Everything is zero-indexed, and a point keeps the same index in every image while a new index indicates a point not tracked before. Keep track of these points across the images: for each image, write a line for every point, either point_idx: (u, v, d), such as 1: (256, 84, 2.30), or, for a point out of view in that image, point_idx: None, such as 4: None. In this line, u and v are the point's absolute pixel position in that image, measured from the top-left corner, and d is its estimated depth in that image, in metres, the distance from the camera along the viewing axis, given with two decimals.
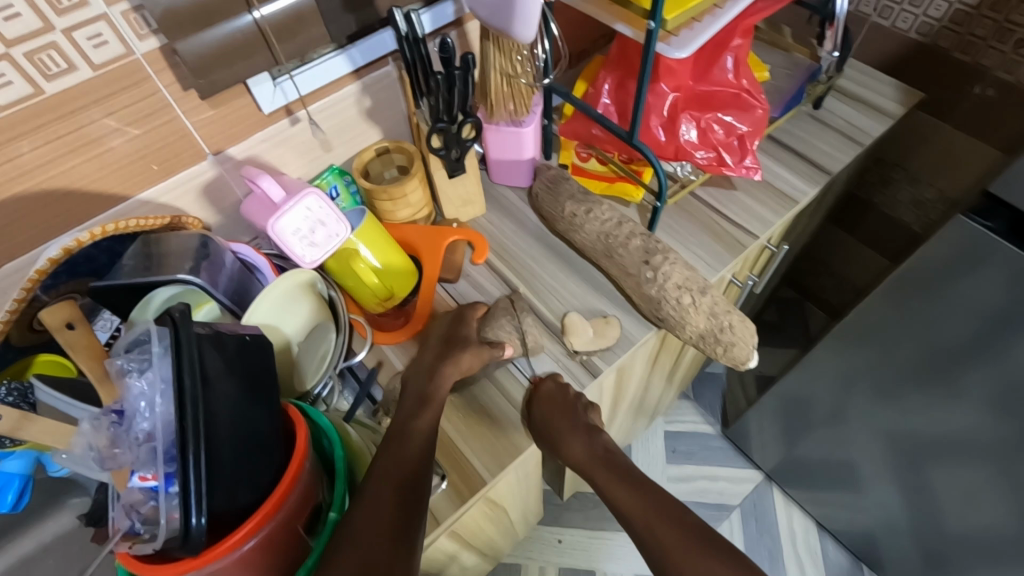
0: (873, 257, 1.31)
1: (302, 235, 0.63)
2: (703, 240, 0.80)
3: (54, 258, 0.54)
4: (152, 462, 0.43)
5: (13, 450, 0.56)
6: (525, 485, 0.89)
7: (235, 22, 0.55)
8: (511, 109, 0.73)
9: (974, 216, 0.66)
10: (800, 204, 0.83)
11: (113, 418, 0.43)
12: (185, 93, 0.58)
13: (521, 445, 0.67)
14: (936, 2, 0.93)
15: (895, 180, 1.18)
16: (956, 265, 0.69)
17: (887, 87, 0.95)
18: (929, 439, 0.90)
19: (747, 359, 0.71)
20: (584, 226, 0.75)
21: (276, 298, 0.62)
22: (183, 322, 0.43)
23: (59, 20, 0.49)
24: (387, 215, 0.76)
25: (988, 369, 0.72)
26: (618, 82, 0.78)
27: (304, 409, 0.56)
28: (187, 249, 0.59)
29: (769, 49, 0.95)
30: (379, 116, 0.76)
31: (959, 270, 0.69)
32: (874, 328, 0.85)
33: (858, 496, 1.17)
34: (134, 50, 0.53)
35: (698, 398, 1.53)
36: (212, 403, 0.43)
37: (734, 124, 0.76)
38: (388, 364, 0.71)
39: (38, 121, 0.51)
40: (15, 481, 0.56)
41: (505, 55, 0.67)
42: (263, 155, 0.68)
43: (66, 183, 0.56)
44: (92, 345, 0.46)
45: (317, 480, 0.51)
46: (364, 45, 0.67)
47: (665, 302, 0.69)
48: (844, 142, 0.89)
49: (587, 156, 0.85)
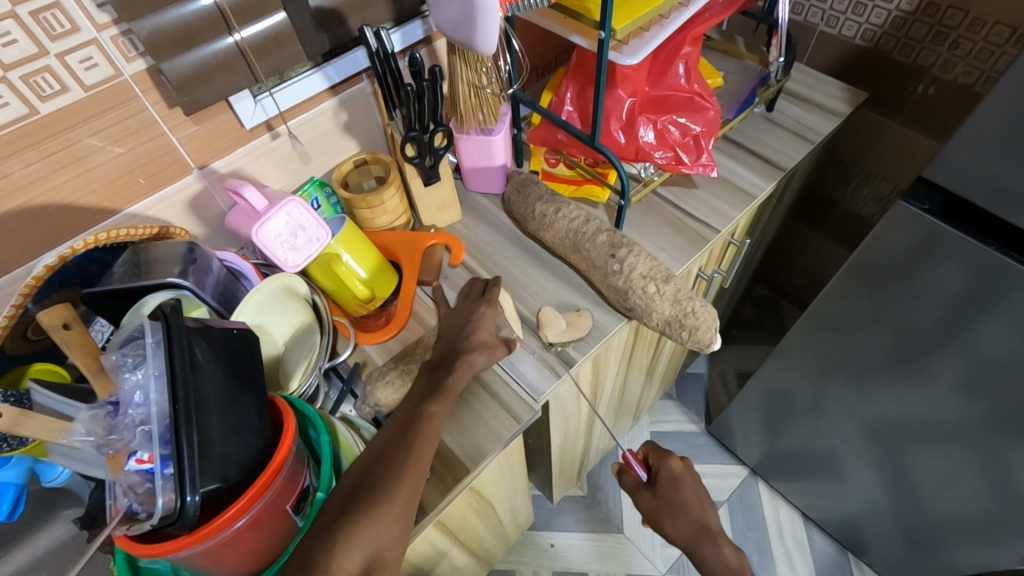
0: (841, 253, 1.37)
1: (284, 240, 0.67)
2: (667, 235, 0.85)
3: (50, 265, 0.57)
4: (147, 445, 0.46)
5: (10, 459, 0.61)
6: (510, 479, 0.92)
7: (216, 44, 0.60)
8: (480, 119, 0.78)
9: (910, 200, 0.72)
10: (756, 198, 0.89)
11: (109, 409, 0.46)
12: (170, 110, 0.62)
13: (502, 434, 0.70)
14: (876, 10, 1.00)
15: (855, 178, 1.24)
16: (907, 247, 0.74)
17: (833, 88, 1.02)
18: (900, 420, 0.95)
19: (711, 341, 0.74)
20: (553, 224, 0.79)
21: (259, 298, 0.65)
22: (174, 315, 0.47)
23: (53, 45, 0.52)
24: (367, 222, 0.80)
25: (959, 348, 0.77)
26: (578, 90, 0.83)
27: (292, 401, 0.59)
28: (175, 255, 0.62)
29: (723, 57, 1.02)
30: (356, 130, 0.80)
31: (902, 246, 0.75)
32: (837, 314, 0.90)
33: (840, 482, 1.21)
34: (122, 71, 0.57)
35: (681, 397, 1.57)
36: (201, 389, 0.46)
37: (688, 124, 0.81)
38: (372, 363, 0.75)
39: (32, 139, 0.55)
40: (9, 489, 0.61)
41: (471, 68, 0.71)
42: (245, 168, 0.72)
43: (59, 197, 0.60)
44: (87, 344, 0.49)
45: (304, 464, 0.53)
46: (339, 63, 0.72)
47: (632, 292, 0.73)
48: (798, 141, 0.95)
49: (555, 162, 0.90)
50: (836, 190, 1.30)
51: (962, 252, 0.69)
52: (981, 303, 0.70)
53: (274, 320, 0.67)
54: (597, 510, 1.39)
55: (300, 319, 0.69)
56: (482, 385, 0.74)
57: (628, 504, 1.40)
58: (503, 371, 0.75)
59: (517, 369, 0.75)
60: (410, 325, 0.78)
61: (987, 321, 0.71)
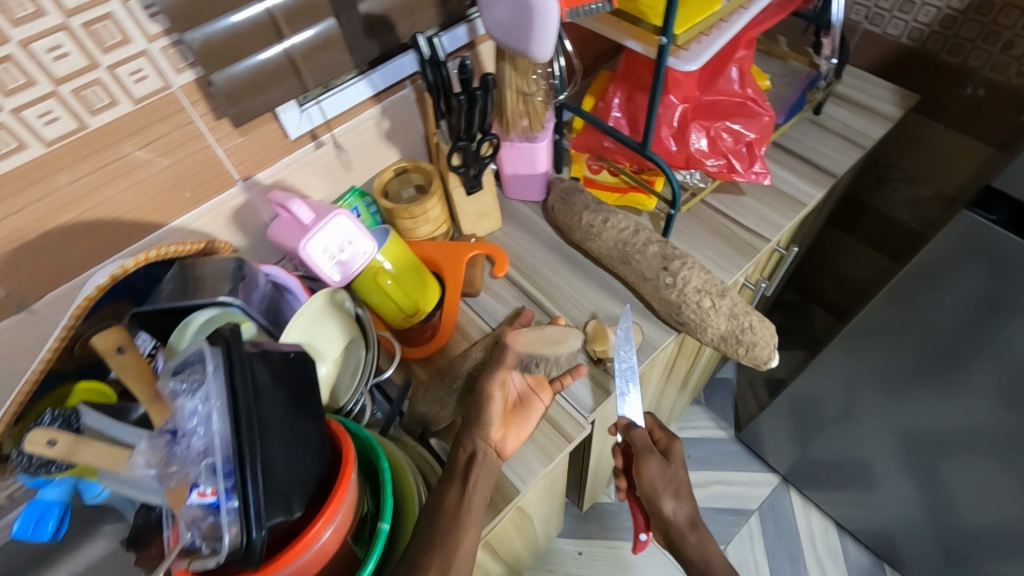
0: (876, 258, 1.33)
1: (331, 254, 0.65)
2: (715, 244, 0.83)
3: (101, 286, 0.54)
4: (212, 478, 0.43)
5: (52, 479, 0.57)
6: (549, 493, 0.89)
7: (266, 53, 0.57)
8: (525, 126, 0.76)
9: (976, 210, 0.68)
10: (806, 206, 0.86)
11: (168, 438, 0.44)
12: (217, 122, 0.60)
13: (552, 453, 0.68)
14: (925, 8, 0.97)
15: (892, 181, 1.21)
16: (934, 253, 0.73)
17: (882, 90, 0.99)
18: (941, 433, 0.91)
19: (769, 359, 0.71)
20: (601, 235, 0.77)
21: (304, 320, 0.63)
22: (234, 340, 0.45)
23: (104, 57, 0.51)
24: (409, 231, 0.78)
25: (986, 358, 0.75)
26: (627, 94, 0.80)
27: (348, 426, 0.57)
28: (225, 272, 0.60)
29: (767, 58, 0.98)
30: (397, 138, 0.78)
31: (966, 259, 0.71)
32: (877, 326, 0.87)
33: (875, 494, 1.17)
34: (171, 83, 0.55)
35: (709, 403, 1.54)
36: (265, 417, 0.44)
37: (742, 131, 0.78)
38: (416, 378, 0.74)
39: (80, 154, 0.53)
40: (55, 508, 0.57)
41: (521, 75, 0.69)
42: (288, 179, 0.70)
43: (106, 212, 0.58)
44: (142, 368, 0.47)
45: (361, 492, 0.51)
46: (384, 70, 0.70)
47: (686, 307, 0.70)
48: (846, 146, 0.92)
49: (597, 168, 0.87)
50: (870, 193, 1.26)
51: (1014, 263, 0.66)
52: (1003, 305, 0.69)
53: (323, 336, 0.64)
54: (625, 517, 1.37)
55: (348, 333, 0.67)
56: None
57: None
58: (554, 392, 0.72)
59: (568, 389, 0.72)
60: (453, 339, 0.77)
61: (1007, 327, 0.70)
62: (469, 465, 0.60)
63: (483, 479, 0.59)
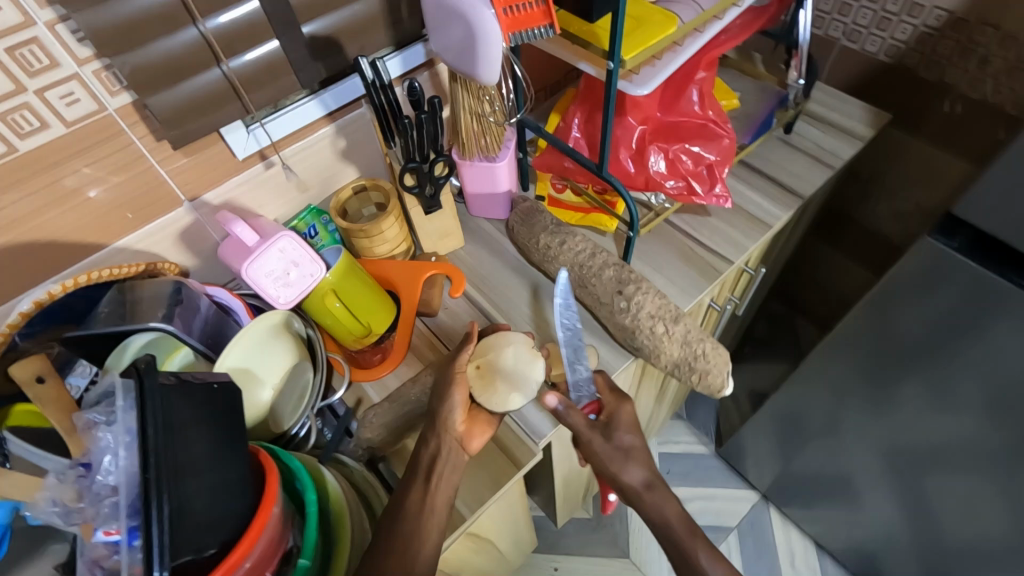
0: (857, 271, 1.31)
1: (276, 277, 0.65)
2: (678, 265, 0.82)
3: (26, 312, 0.56)
4: (115, 517, 0.43)
5: None
6: (511, 515, 0.88)
7: (206, 76, 0.58)
8: (483, 145, 0.74)
9: (938, 236, 0.67)
10: (773, 227, 0.85)
11: (80, 471, 0.43)
12: (158, 144, 0.60)
13: (503, 479, 0.67)
14: (901, 25, 0.95)
15: (874, 195, 1.18)
16: (900, 272, 0.72)
17: (855, 109, 0.97)
18: (919, 446, 0.89)
19: (723, 386, 0.70)
20: (558, 257, 0.76)
21: (249, 343, 0.63)
22: (148, 372, 0.43)
23: (32, 81, 0.50)
24: (366, 251, 0.77)
25: (979, 375, 0.72)
26: (586, 115, 0.80)
27: (275, 451, 0.57)
28: (161, 296, 0.60)
29: (739, 76, 0.97)
30: (354, 156, 0.78)
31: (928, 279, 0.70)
32: (855, 340, 0.85)
33: (855, 510, 1.15)
34: (106, 105, 0.55)
35: (690, 418, 1.53)
36: (176, 452, 0.43)
37: (702, 153, 0.77)
38: (368, 401, 0.72)
39: (13, 177, 0.53)
40: None
41: (474, 96, 0.68)
42: (238, 199, 0.70)
43: (42, 235, 0.57)
44: (62, 398, 0.47)
45: (286, 525, 0.50)
46: (336, 90, 0.70)
47: (640, 332, 0.69)
48: (816, 165, 0.91)
49: (562, 187, 0.86)
50: (854, 206, 1.23)
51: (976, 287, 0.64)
52: (963, 327, 0.69)
53: (264, 363, 0.64)
54: (604, 533, 1.34)
55: (292, 358, 0.67)
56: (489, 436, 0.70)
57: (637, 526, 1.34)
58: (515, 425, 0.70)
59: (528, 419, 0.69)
60: (408, 361, 0.76)
61: (966, 344, 0.70)
62: (432, 465, 0.59)
63: (444, 480, 0.59)
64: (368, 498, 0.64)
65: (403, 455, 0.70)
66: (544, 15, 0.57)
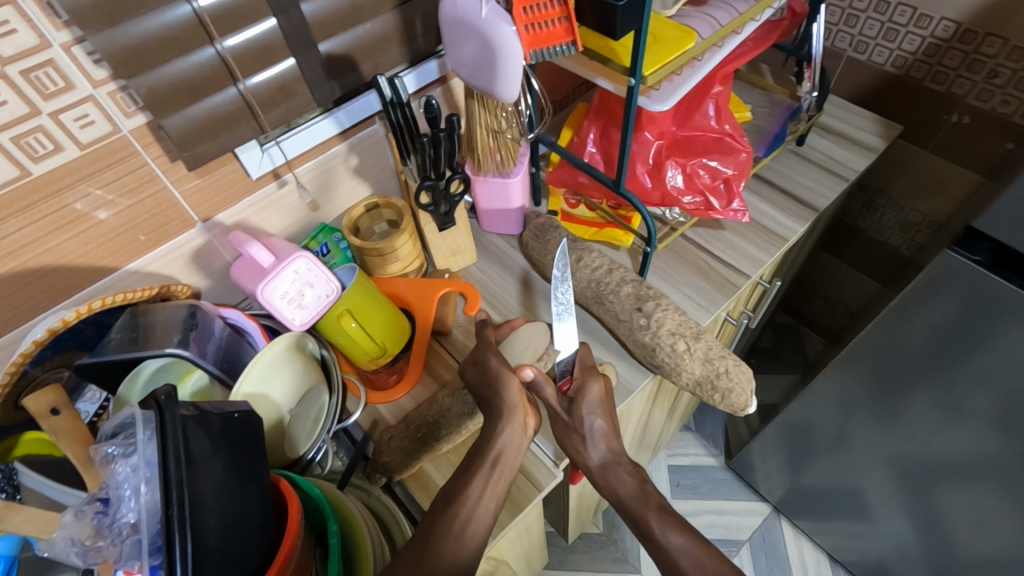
0: (865, 282, 1.29)
1: (291, 299, 0.64)
2: (693, 280, 0.81)
3: (39, 341, 0.54)
4: (137, 556, 0.41)
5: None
6: (526, 536, 0.86)
7: (220, 95, 0.58)
8: (498, 161, 0.74)
9: (958, 249, 0.66)
10: (788, 241, 0.84)
11: (98, 506, 0.42)
12: (172, 165, 0.60)
13: (522, 502, 0.65)
14: (908, 36, 0.93)
15: (881, 206, 1.16)
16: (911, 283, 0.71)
17: (865, 121, 0.97)
18: (931, 460, 0.87)
19: (746, 405, 0.69)
20: (575, 274, 0.75)
21: (266, 364, 0.61)
22: (169, 404, 0.42)
23: (46, 104, 0.50)
24: (378, 269, 0.76)
25: (990, 389, 0.70)
26: (601, 131, 0.79)
27: (296, 480, 0.56)
28: (175, 321, 0.59)
29: (749, 89, 0.96)
30: (367, 173, 0.78)
31: (941, 290, 0.69)
32: (867, 351, 0.83)
33: (867, 525, 1.12)
34: (121, 127, 0.55)
35: (700, 430, 1.51)
36: (198, 485, 0.42)
37: (720, 168, 0.76)
38: (383, 423, 0.71)
39: (22, 202, 0.53)
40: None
41: (491, 113, 0.67)
42: (250, 219, 0.70)
43: (53, 258, 0.57)
44: (78, 429, 0.45)
45: (309, 558, 0.49)
46: (350, 108, 0.70)
47: (660, 350, 0.69)
48: (829, 178, 0.90)
49: (575, 203, 0.85)
50: (858, 217, 1.22)
51: (996, 298, 0.63)
52: (971, 338, 0.69)
53: (279, 387, 0.63)
54: (614, 548, 1.31)
55: (306, 380, 0.66)
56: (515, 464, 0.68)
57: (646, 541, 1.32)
58: (542, 454, 0.69)
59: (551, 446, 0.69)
60: (422, 382, 0.74)
61: (978, 356, 0.69)
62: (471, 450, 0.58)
63: (507, 466, 0.58)
64: (385, 518, 0.63)
65: (418, 477, 0.67)
66: (567, 32, 0.56)
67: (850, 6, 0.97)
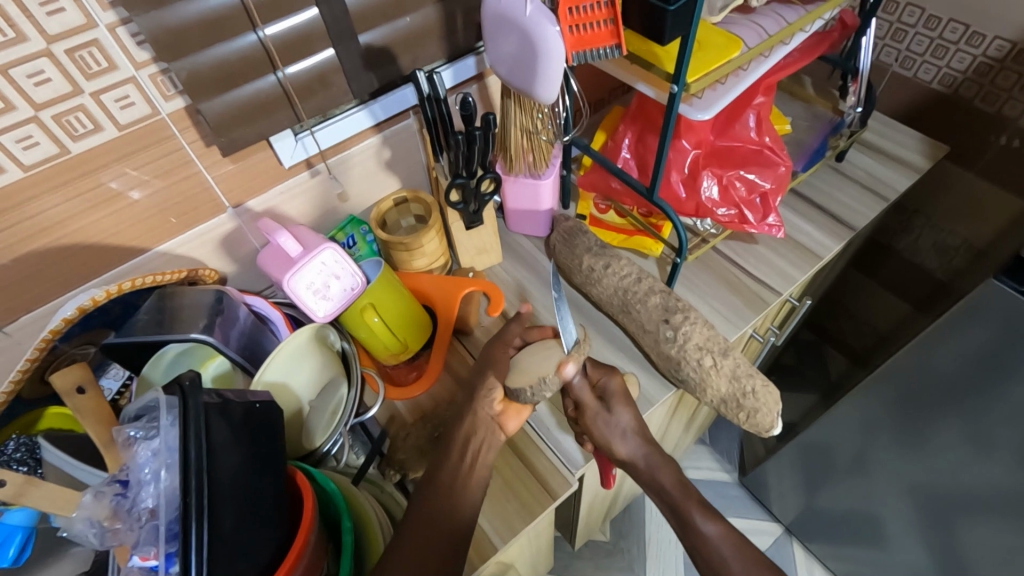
0: (895, 304, 1.25)
1: (316, 290, 0.64)
2: (723, 295, 0.79)
3: (68, 318, 0.54)
4: (153, 541, 0.42)
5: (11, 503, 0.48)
6: (535, 542, 0.84)
7: (259, 83, 0.58)
8: (530, 162, 0.73)
9: (1006, 279, 0.62)
10: (822, 258, 0.82)
11: (117, 489, 0.43)
12: (207, 150, 0.60)
13: (534, 508, 0.64)
14: (959, 54, 0.90)
15: (917, 227, 1.13)
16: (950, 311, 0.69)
17: (910, 139, 0.94)
18: (957, 492, 0.83)
19: (771, 426, 0.67)
20: (602, 281, 0.73)
21: (286, 356, 0.60)
22: (192, 390, 0.42)
23: (88, 83, 0.51)
24: (404, 264, 0.75)
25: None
26: (637, 136, 0.78)
27: (311, 473, 0.56)
28: (201, 305, 0.60)
29: (790, 100, 0.94)
30: (398, 166, 0.78)
31: (980, 318, 0.66)
32: (896, 374, 0.80)
33: (883, 554, 1.09)
34: (159, 109, 0.55)
35: (714, 443, 1.48)
36: (217, 474, 0.41)
37: (757, 181, 0.75)
38: (400, 419, 0.70)
39: (59, 179, 0.53)
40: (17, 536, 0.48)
41: (526, 113, 0.66)
42: (280, 207, 0.70)
43: (86, 237, 0.58)
44: (103, 409, 0.45)
45: (321, 554, 0.49)
46: (385, 101, 0.70)
47: (686, 364, 0.67)
48: (869, 197, 0.88)
49: (605, 208, 0.84)
50: (892, 236, 1.18)
51: None
52: (1007, 371, 0.66)
53: (301, 378, 0.62)
54: (620, 558, 1.30)
55: (327, 373, 0.65)
56: (529, 470, 0.67)
57: (654, 552, 1.30)
58: (562, 465, 0.67)
59: (571, 462, 0.67)
60: (442, 380, 0.73)
61: (1014, 390, 0.66)
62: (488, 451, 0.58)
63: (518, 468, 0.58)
64: None
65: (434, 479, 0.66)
66: (611, 35, 0.55)
67: (899, 20, 0.94)
